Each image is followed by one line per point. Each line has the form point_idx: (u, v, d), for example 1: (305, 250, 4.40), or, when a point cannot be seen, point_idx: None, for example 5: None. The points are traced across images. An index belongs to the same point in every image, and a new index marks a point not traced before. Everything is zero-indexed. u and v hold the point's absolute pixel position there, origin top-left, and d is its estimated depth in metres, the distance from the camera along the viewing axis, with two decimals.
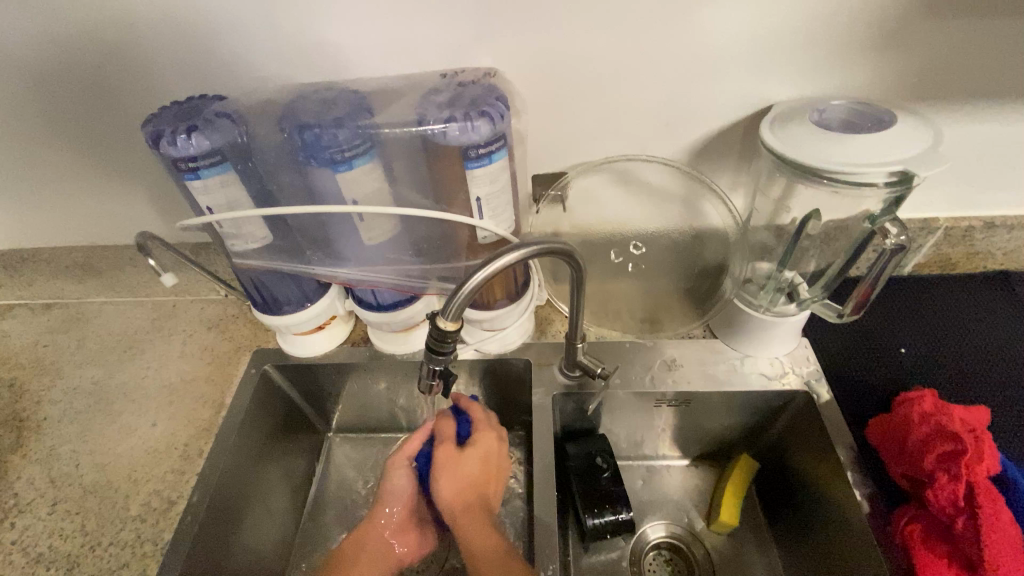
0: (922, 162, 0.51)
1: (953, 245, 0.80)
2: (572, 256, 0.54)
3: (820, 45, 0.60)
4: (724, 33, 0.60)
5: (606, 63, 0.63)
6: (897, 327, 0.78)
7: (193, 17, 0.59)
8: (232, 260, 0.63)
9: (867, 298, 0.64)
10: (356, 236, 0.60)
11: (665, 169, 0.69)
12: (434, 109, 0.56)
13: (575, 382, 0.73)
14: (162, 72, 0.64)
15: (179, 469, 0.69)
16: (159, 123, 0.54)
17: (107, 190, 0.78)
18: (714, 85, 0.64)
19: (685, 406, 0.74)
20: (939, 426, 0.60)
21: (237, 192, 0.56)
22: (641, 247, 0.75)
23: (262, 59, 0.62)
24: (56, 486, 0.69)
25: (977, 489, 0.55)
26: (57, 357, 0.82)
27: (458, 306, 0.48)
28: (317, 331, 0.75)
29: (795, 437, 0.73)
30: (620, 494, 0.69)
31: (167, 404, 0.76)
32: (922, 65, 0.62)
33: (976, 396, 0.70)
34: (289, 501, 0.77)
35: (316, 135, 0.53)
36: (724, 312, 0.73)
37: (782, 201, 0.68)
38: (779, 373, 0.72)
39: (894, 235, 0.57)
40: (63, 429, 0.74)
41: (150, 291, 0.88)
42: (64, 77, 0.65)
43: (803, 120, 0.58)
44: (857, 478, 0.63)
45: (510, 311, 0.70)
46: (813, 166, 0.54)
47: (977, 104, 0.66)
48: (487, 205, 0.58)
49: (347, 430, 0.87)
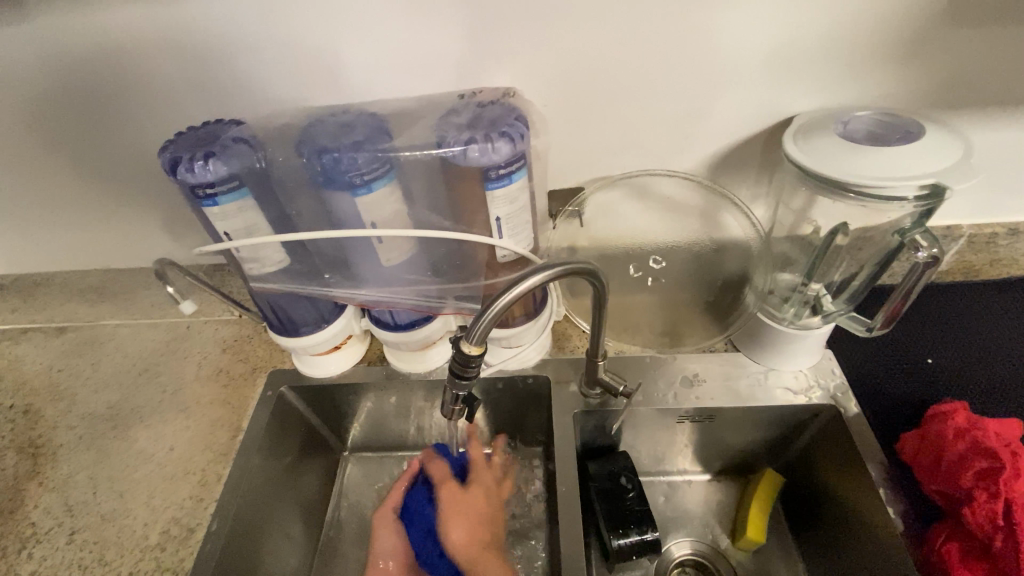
0: (953, 174, 0.50)
1: (977, 252, 0.79)
2: (595, 275, 0.53)
3: (842, 57, 0.60)
4: (744, 47, 0.59)
5: (623, 79, 0.62)
6: (923, 336, 0.76)
7: (209, 43, 0.59)
8: (249, 284, 0.63)
9: (896, 314, 0.63)
10: (374, 259, 0.59)
11: (685, 184, 0.68)
12: (453, 130, 0.56)
13: (597, 400, 0.71)
14: (177, 96, 0.64)
15: (197, 495, 0.68)
16: (176, 150, 0.54)
17: (122, 214, 0.78)
18: (733, 98, 0.64)
19: (709, 421, 0.72)
20: (975, 442, 0.58)
21: (254, 217, 0.55)
22: (661, 262, 0.74)
23: (277, 82, 0.62)
24: (74, 514, 0.68)
25: (1016, 507, 0.54)
26: (72, 382, 0.82)
27: (483, 331, 0.47)
28: (333, 352, 0.74)
29: (822, 451, 0.71)
30: (645, 513, 0.68)
31: (184, 428, 0.75)
32: (945, 73, 0.61)
33: (1009, 408, 0.68)
34: (306, 523, 0.76)
35: (335, 159, 0.53)
36: (748, 326, 0.71)
37: (804, 213, 0.67)
38: (804, 387, 0.70)
39: (925, 248, 0.56)
40: (80, 455, 0.74)
41: (164, 312, 0.87)
42: (81, 104, 0.66)
43: (828, 132, 0.57)
44: (890, 495, 0.62)
45: (529, 328, 0.69)
46: (840, 180, 0.53)
47: (1001, 112, 0.65)
48: (507, 224, 0.57)
49: (364, 449, 0.86)
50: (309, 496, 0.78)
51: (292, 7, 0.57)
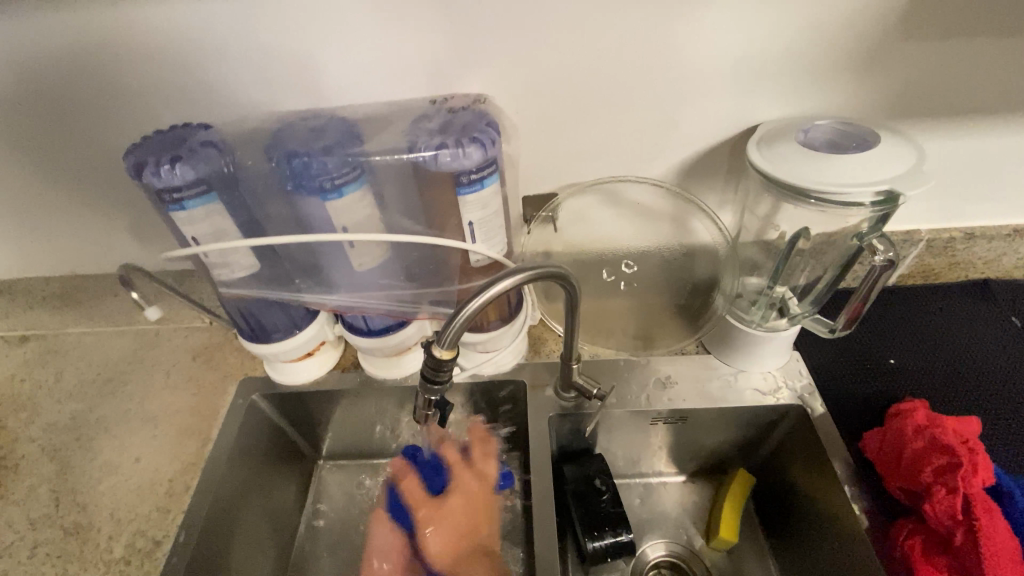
0: (906, 181, 0.52)
1: (936, 255, 0.82)
2: (567, 279, 0.54)
3: (803, 67, 0.62)
4: (709, 57, 0.61)
5: (594, 86, 0.63)
6: (885, 337, 0.78)
7: (177, 46, 0.59)
8: (219, 290, 0.62)
9: (858, 313, 0.65)
10: (346, 263, 0.59)
11: (655, 190, 0.70)
12: (425, 135, 0.56)
13: (571, 403, 0.72)
14: (145, 100, 0.63)
15: (164, 507, 0.67)
16: (141, 154, 0.53)
17: (88, 218, 0.76)
18: (701, 107, 0.65)
19: (681, 423, 0.73)
20: (933, 439, 0.60)
21: (223, 222, 0.55)
22: (633, 266, 0.76)
23: (248, 86, 0.62)
24: (34, 529, 0.66)
25: (973, 501, 0.56)
26: (35, 392, 0.79)
27: (454, 335, 0.47)
28: (306, 358, 0.73)
29: (791, 450, 0.73)
30: (620, 515, 0.68)
31: (152, 438, 0.73)
32: (901, 84, 0.64)
33: (966, 405, 0.71)
34: (279, 533, 0.75)
35: (305, 163, 0.53)
36: (718, 329, 0.72)
37: (769, 218, 0.69)
38: (772, 388, 0.72)
39: (881, 251, 0.59)
40: (42, 467, 0.71)
41: (133, 320, 0.85)
42: (43, 106, 0.64)
43: (790, 140, 0.59)
44: (854, 492, 0.64)
45: (503, 333, 0.69)
46: (801, 187, 0.54)
47: (954, 121, 0.68)
48: (480, 229, 0.57)
49: (339, 457, 0.85)
50: (283, 506, 0.77)
51: (262, 11, 0.56)
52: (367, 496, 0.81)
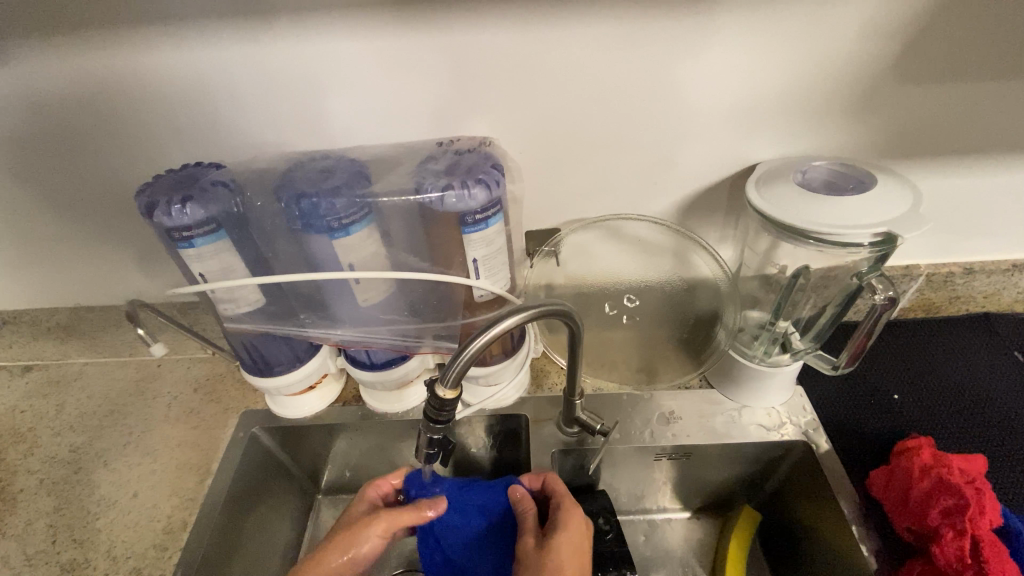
0: (904, 224, 0.53)
1: (936, 289, 0.82)
2: (570, 316, 0.54)
3: (800, 110, 0.64)
4: (707, 102, 0.63)
5: (596, 128, 0.65)
6: (889, 372, 0.78)
7: (191, 88, 0.60)
8: (224, 324, 0.62)
9: (861, 350, 0.65)
10: (351, 299, 0.59)
11: (656, 228, 0.71)
12: (431, 176, 0.57)
13: (574, 439, 0.72)
14: (159, 140, 0.65)
15: (161, 544, 0.66)
16: (153, 193, 0.54)
17: (96, 253, 0.77)
18: (699, 146, 0.67)
19: (685, 459, 0.73)
20: (940, 479, 0.59)
21: (230, 259, 0.55)
22: (635, 300, 0.74)
23: (259, 128, 0.63)
24: (29, 566, 0.65)
25: (981, 543, 0.55)
26: (35, 424, 0.79)
27: (458, 373, 0.47)
28: (308, 391, 0.73)
29: (796, 487, 0.72)
30: (624, 555, 0.66)
31: (151, 472, 0.73)
32: (895, 126, 0.65)
33: (972, 442, 0.70)
34: (276, 571, 0.74)
35: (313, 204, 0.54)
36: (720, 363, 0.72)
37: (769, 254, 0.70)
38: (776, 423, 0.71)
39: (881, 290, 0.59)
40: (39, 502, 0.71)
41: (136, 350, 0.85)
42: (57, 143, 0.65)
43: (788, 181, 0.60)
44: (862, 531, 0.63)
45: (506, 367, 0.69)
46: (799, 228, 0.55)
47: (947, 160, 0.69)
48: (484, 265, 0.58)
49: (339, 491, 0.84)
50: (281, 542, 0.76)
51: (273, 54, 0.58)
52: None
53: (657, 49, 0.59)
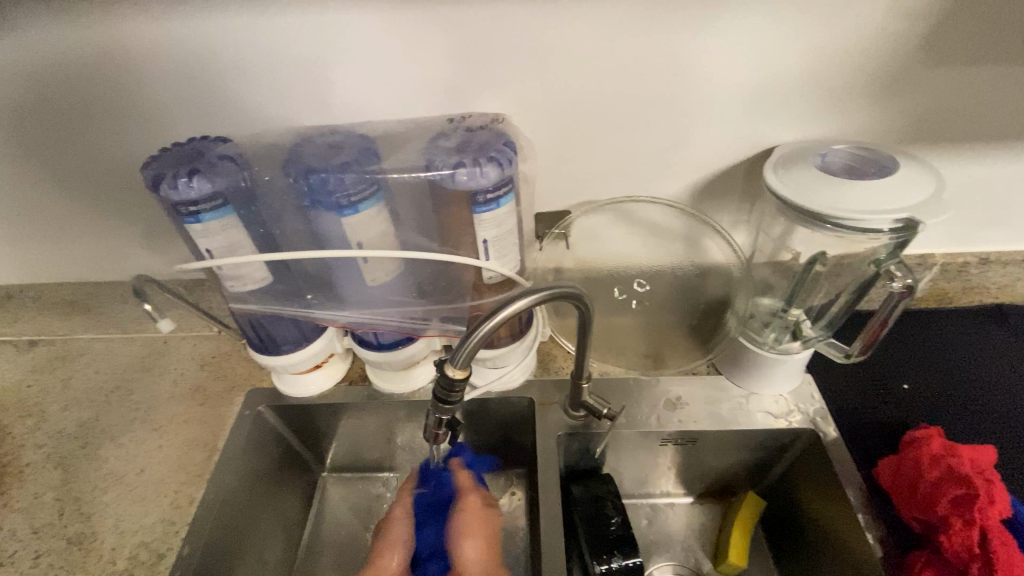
0: (927, 210, 0.52)
1: (950, 279, 0.81)
2: (581, 298, 0.53)
3: (819, 93, 0.62)
4: (725, 81, 0.61)
5: (610, 108, 0.63)
6: (900, 363, 0.77)
7: (198, 61, 0.59)
8: (231, 302, 0.62)
9: (875, 339, 0.65)
10: (359, 279, 0.59)
11: (668, 211, 0.70)
12: (442, 154, 0.56)
13: (580, 422, 0.71)
14: (165, 114, 0.63)
15: (169, 519, 0.66)
16: (159, 166, 0.53)
17: (102, 227, 0.77)
18: (716, 128, 0.65)
19: (691, 444, 0.73)
20: (950, 470, 0.59)
21: (237, 235, 0.55)
22: (645, 285, 0.74)
23: (267, 102, 0.62)
24: (37, 538, 0.65)
25: (988, 533, 0.55)
26: (42, 398, 0.79)
27: (467, 354, 0.47)
28: (315, 370, 0.73)
29: (801, 474, 0.72)
30: (629, 538, 0.66)
31: (158, 447, 0.73)
32: (918, 111, 0.64)
33: (982, 433, 0.70)
34: (281, 547, 0.74)
35: (321, 179, 0.53)
36: (730, 350, 0.71)
37: (783, 240, 0.69)
38: (785, 411, 0.71)
39: (899, 278, 0.58)
40: (46, 475, 0.71)
41: (141, 327, 0.85)
42: (61, 115, 0.64)
43: (807, 165, 0.59)
44: (868, 520, 0.63)
45: (514, 350, 0.69)
46: (818, 212, 0.54)
47: (971, 147, 0.67)
48: (494, 246, 0.57)
49: (343, 470, 0.84)
50: (286, 519, 0.76)
51: (284, 27, 0.57)
52: (371, 510, 0.80)
53: (675, 27, 0.57)
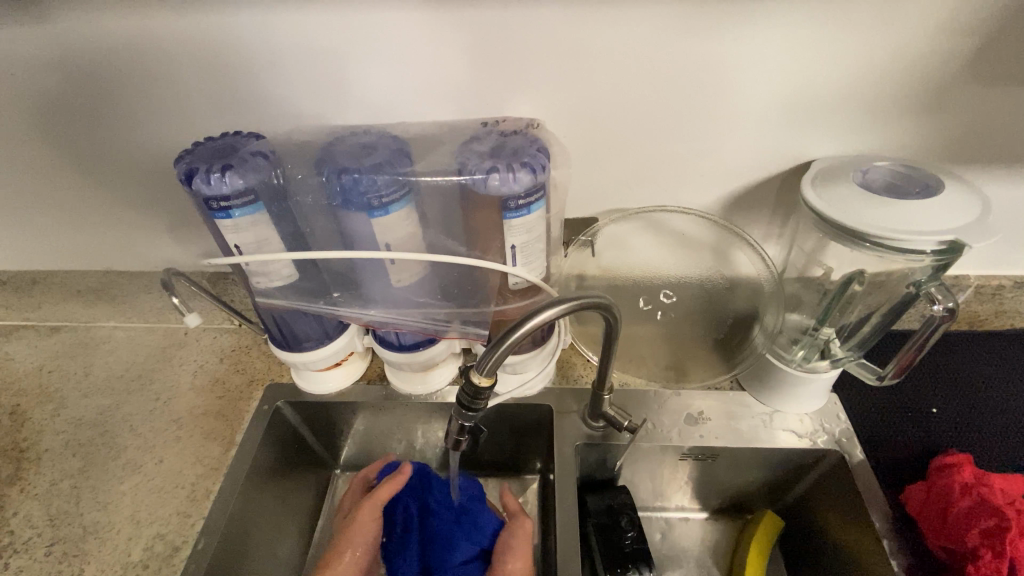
0: (973, 232, 0.50)
1: (983, 301, 0.80)
2: (610, 309, 0.52)
3: (861, 108, 0.61)
4: (762, 94, 0.60)
5: (642, 115, 0.63)
6: (929, 385, 0.75)
7: (231, 55, 0.59)
8: (256, 298, 0.61)
9: (909, 364, 0.63)
10: (385, 279, 0.58)
11: (698, 221, 0.69)
12: (475, 159, 0.55)
13: (599, 433, 0.70)
14: (199, 109, 0.64)
15: (185, 511, 0.66)
16: (192, 161, 0.53)
17: (131, 219, 0.77)
18: (749, 140, 0.64)
19: (711, 460, 0.71)
20: (982, 499, 0.58)
21: (266, 232, 0.54)
22: (671, 296, 0.73)
23: (299, 100, 0.62)
24: (54, 525, 0.66)
25: (1019, 566, 0.55)
26: (63, 385, 0.80)
27: (494, 362, 0.46)
28: (333, 368, 0.73)
29: (822, 495, 0.71)
30: (644, 552, 0.65)
31: (175, 439, 0.73)
32: (964, 128, 0.62)
33: (1017, 463, 0.67)
34: (292, 543, 0.74)
35: (354, 179, 0.52)
36: (755, 366, 0.70)
37: (815, 254, 0.67)
38: (809, 430, 0.69)
39: (940, 301, 0.56)
40: (65, 462, 0.72)
41: (163, 317, 0.86)
42: (92, 106, 0.65)
43: (846, 180, 0.57)
44: (893, 546, 0.61)
45: (535, 356, 0.68)
46: (858, 230, 0.53)
47: (1017, 166, 0.65)
48: (522, 252, 0.56)
49: (356, 468, 0.84)
50: (298, 514, 0.76)
51: (317, 25, 0.57)
52: None
53: (711, 35, 0.56)
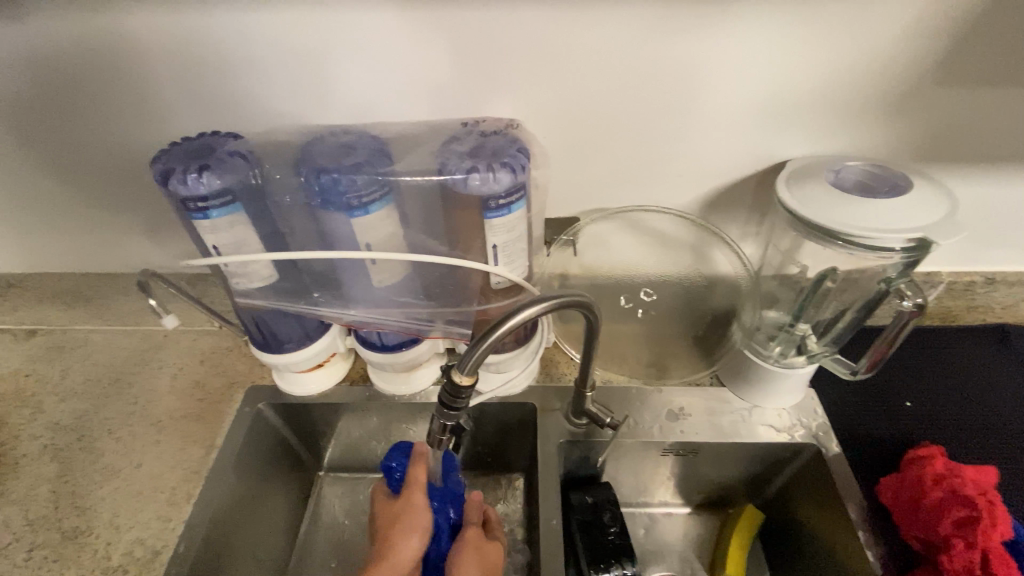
0: (940, 230, 0.51)
1: (955, 297, 0.83)
2: (590, 308, 0.53)
3: (834, 109, 0.62)
4: (738, 94, 0.61)
5: (622, 116, 0.63)
6: (903, 380, 0.77)
7: (208, 54, 0.59)
8: (235, 299, 0.61)
9: (881, 359, 0.65)
10: (366, 280, 0.58)
11: (678, 221, 0.70)
12: (456, 157, 0.55)
13: (582, 430, 0.71)
14: (176, 108, 0.63)
15: (165, 515, 0.65)
16: (168, 161, 0.53)
17: (107, 220, 0.76)
18: (727, 140, 0.65)
19: (692, 456, 0.72)
20: (953, 491, 0.59)
21: (245, 233, 0.54)
22: (652, 294, 0.75)
23: (279, 100, 0.62)
24: (30, 531, 0.64)
25: (990, 556, 0.56)
26: (39, 389, 0.78)
27: (475, 361, 0.46)
28: (315, 369, 0.72)
29: (800, 489, 0.72)
30: (626, 547, 0.66)
31: (155, 442, 0.72)
32: (934, 129, 0.64)
33: (985, 454, 0.70)
34: (276, 546, 0.74)
35: (333, 179, 0.52)
36: (734, 362, 0.71)
37: (791, 253, 0.69)
38: (787, 425, 0.71)
39: (909, 297, 0.58)
40: (41, 467, 0.70)
41: (142, 320, 0.84)
42: (66, 103, 0.64)
43: (820, 180, 0.59)
44: (868, 537, 0.62)
45: (517, 355, 0.68)
46: (832, 229, 0.54)
47: (984, 166, 0.68)
48: (503, 252, 0.57)
49: (340, 469, 0.84)
50: (281, 517, 0.75)
51: (296, 24, 0.56)
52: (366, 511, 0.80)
53: (688, 38, 0.57)
